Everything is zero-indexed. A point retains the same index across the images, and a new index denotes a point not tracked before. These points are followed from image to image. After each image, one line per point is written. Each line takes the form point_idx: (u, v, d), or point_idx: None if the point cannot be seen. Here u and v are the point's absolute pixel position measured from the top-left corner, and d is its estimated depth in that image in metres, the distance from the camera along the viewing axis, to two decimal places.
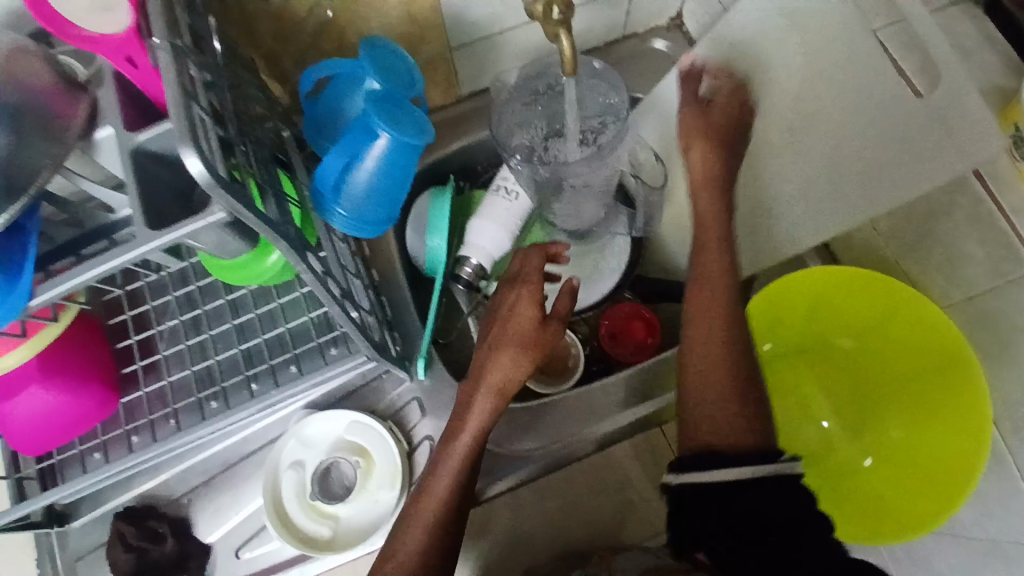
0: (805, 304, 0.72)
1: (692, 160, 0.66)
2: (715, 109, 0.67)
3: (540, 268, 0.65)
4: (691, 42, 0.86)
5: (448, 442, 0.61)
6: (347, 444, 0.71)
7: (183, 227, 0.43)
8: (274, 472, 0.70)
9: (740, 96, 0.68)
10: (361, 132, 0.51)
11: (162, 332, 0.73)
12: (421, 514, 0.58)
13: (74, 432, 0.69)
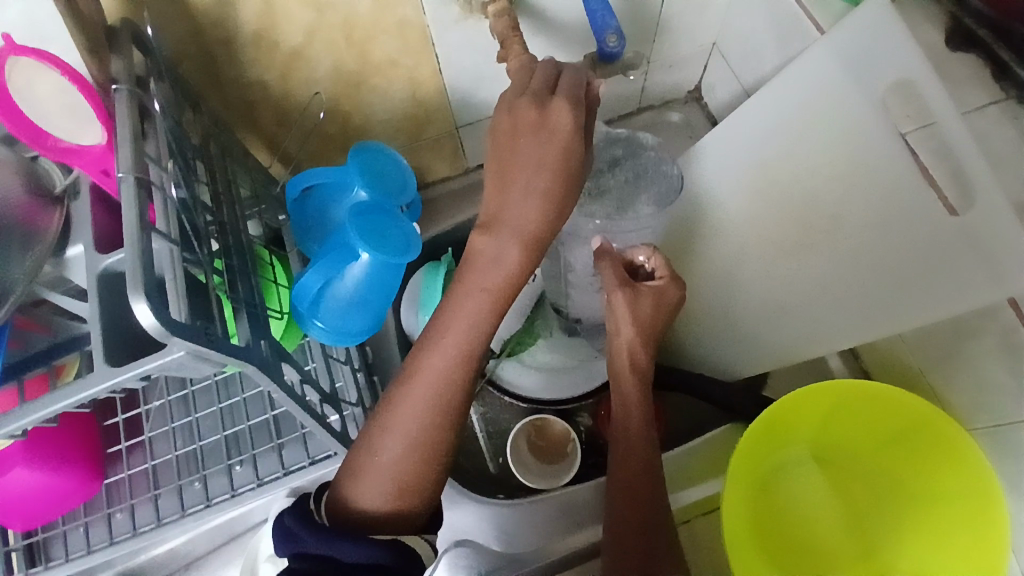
0: (813, 410, 0.68)
1: (618, 315, 0.57)
2: (642, 293, 0.58)
3: (547, 80, 0.45)
4: (710, 118, 0.83)
5: (439, 322, 0.46)
6: None
7: (140, 363, 0.40)
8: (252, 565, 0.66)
9: (668, 300, 0.59)
10: (342, 249, 0.49)
11: (149, 411, 0.71)
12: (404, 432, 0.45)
13: (59, 511, 0.67)
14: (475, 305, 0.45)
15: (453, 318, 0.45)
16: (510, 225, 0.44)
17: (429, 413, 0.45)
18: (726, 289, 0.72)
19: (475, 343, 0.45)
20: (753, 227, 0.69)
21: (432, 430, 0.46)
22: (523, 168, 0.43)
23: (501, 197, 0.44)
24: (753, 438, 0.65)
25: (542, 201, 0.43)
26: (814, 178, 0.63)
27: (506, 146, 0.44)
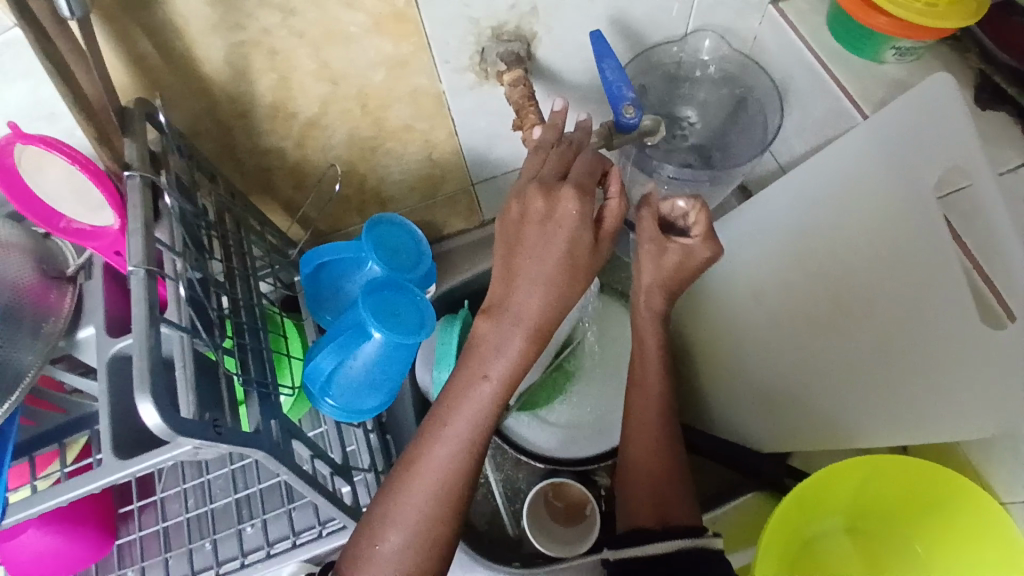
0: (843, 487, 0.64)
1: (642, 263, 0.58)
2: (671, 248, 0.57)
3: (563, 165, 0.48)
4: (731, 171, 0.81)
5: (442, 411, 0.47)
6: None
7: (147, 457, 0.40)
8: None
9: (696, 259, 0.57)
10: (355, 328, 0.49)
11: (162, 470, 0.71)
12: (411, 527, 0.46)
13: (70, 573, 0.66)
14: (480, 395, 0.46)
15: (456, 408, 0.46)
16: (513, 314, 0.45)
17: (433, 504, 0.46)
18: (759, 355, 0.69)
19: (481, 437, 0.47)
20: (783, 294, 0.67)
21: (433, 520, 0.46)
22: (530, 254, 0.45)
23: (507, 288, 0.46)
24: (784, 516, 0.61)
25: (544, 293, 0.45)
26: (847, 248, 0.61)
27: (515, 229, 0.46)
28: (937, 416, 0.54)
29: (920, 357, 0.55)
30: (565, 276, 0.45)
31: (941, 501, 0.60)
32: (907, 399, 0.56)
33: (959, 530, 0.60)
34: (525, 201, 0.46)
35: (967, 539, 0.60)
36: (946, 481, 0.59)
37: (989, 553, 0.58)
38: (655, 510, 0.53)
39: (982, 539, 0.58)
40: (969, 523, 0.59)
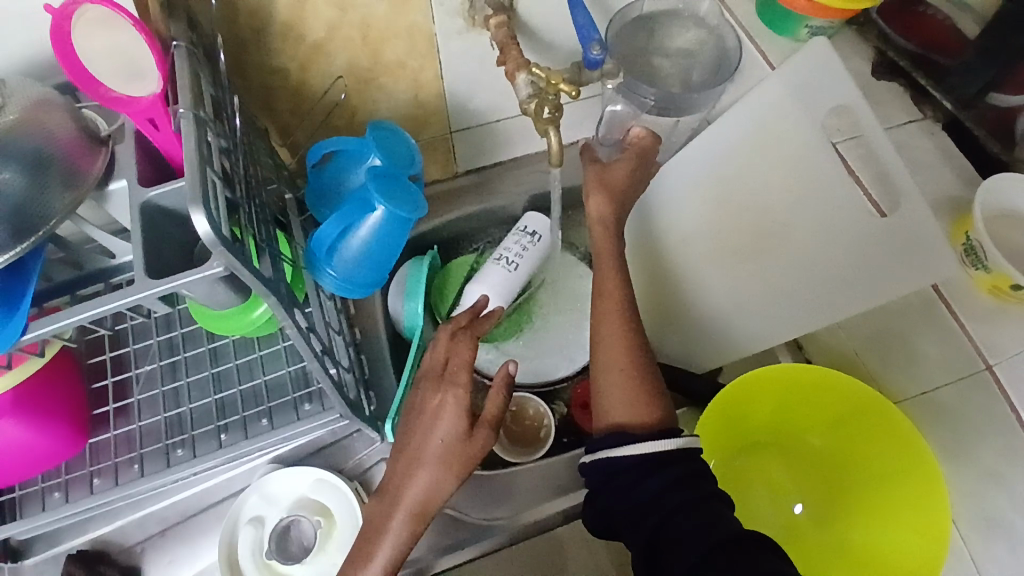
0: (772, 400, 0.73)
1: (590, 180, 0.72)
2: (612, 170, 0.73)
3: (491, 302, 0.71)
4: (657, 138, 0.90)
5: (396, 489, 0.60)
6: (310, 502, 0.70)
7: (181, 277, 0.46)
8: (233, 525, 0.69)
9: (618, 174, 0.73)
10: (359, 204, 0.55)
11: (138, 375, 0.73)
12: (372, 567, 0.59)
13: (40, 468, 0.67)
14: (422, 479, 0.60)
15: (407, 484, 0.60)
16: (438, 411, 0.61)
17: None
18: (691, 286, 0.78)
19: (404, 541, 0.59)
20: (712, 235, 0.77)
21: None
22: (456, 369, 0.62)
23: (438, 393, 0.61)
24: (714, 413, 0.71)
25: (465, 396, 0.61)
26: (766, 195, 0.73)
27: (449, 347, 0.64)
28: None
29: (838, 273, 0.68)
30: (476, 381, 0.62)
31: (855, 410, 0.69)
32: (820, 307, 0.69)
33: (871, 437, 0.69)
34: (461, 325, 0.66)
35: (881, 448, 0.68)
36: (858, 395, 0.68)
37: (897, 454, 0.67)
38: (630, 409, 0.61)
39: (891, 448, 0.67)
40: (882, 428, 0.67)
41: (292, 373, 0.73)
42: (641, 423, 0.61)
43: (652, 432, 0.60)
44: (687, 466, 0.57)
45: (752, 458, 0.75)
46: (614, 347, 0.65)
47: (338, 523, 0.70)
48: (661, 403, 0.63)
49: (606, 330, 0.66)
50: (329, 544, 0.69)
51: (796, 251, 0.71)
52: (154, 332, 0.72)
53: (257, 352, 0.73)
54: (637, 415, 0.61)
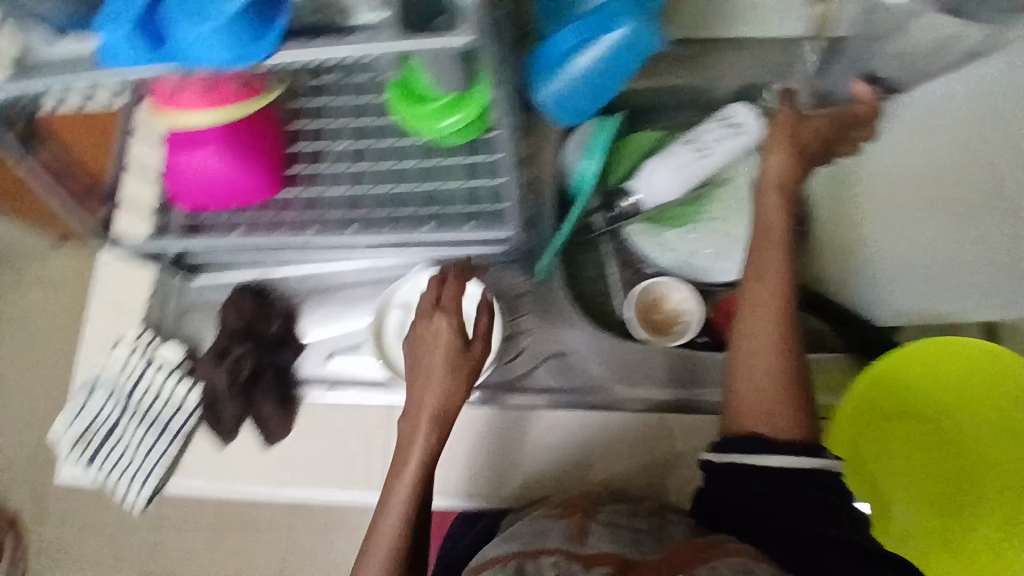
0: (953, 381, 0.66)
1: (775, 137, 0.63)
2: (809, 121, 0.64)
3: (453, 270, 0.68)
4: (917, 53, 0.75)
5: (400, 458, 0.62)
6: (457, 305, 0.77)
7: (425, 38, 0.44)
8: (384, 304, 0.75)
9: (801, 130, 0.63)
10: (601, 17, 0.53)
11: (330, 149, 0.76)
12: (395, 524, 0.60)
13: (241, 199, 0.73)
14: (422, 439, 0.61)
15: (411, 447, 0.61)
16: (430, 372, 0.62)
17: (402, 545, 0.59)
18: (888, 236, 0.69)
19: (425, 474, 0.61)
20: (919, 187, 0.65)
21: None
22: (429, 366, 0.62)
23: (426, 384, 0.62)
24: (886, 365, 0.67)
25: (442, 387, 0.62)
26: (990, 151, 0.58)
27: (416, 349, 0.64)
28: None
29: None
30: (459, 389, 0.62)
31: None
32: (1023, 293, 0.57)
33: None
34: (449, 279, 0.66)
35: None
36: None
37: None
38: (764, 416, 0.56)
39: None
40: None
41: (467, 189, 0.73)
42: (779, 436, 0.55)
43: (786, 439, 0.54)
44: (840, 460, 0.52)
45: (906, 431, 0.69)
46: (760, 341, 0.58)
47: (475, 331, 0.76)
48: (800, 409, 0.56)
49: (750, 315, 0.59)
50: (464, 344, 0.76)
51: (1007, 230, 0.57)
52: (350, 111, 0.74)
53: (440, 158, 0.73)
54: (781, 425, 0.55)
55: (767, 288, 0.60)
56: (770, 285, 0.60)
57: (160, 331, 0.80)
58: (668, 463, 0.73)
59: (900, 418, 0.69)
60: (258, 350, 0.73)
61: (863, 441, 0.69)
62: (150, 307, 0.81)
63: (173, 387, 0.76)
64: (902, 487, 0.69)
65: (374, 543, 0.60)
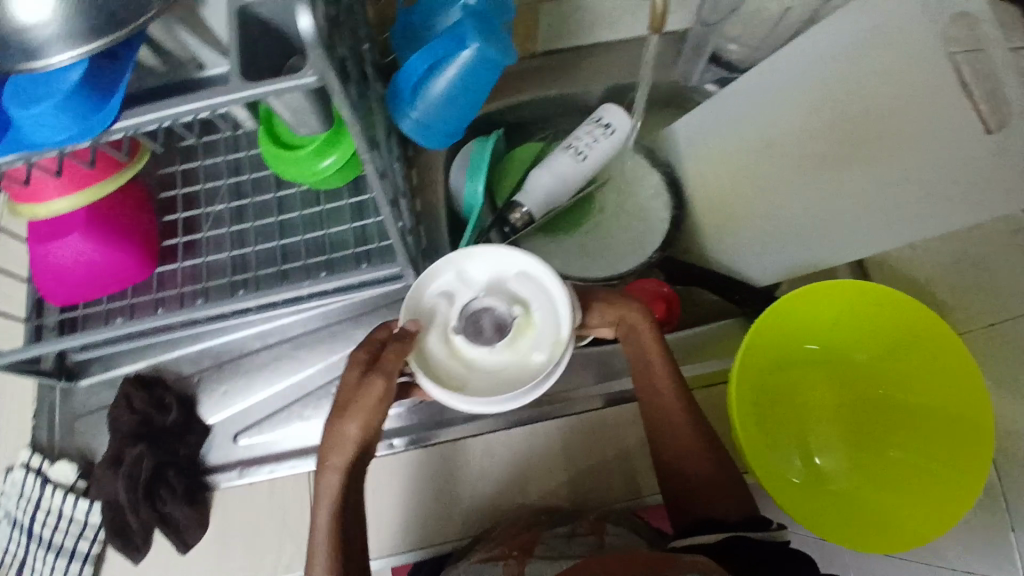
0: (830, 315, 0.72)
1: None
2: None
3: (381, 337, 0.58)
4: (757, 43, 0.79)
5: (315, 523, 0.57)
6: (509, 292, 0.56)
7: (272, 84, 0.44)
8: (419, 292, 0.57)
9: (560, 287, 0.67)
10: (451, 40, 0.53)
11: (207, 215, 0.73)
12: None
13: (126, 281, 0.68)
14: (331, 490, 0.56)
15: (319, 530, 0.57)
16: (343, 442, 0.56)
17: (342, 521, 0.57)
18: (771, 199, 0.75)
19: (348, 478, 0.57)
20: (804, 140, 0.71)
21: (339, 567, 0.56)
22: (349, 402, 0.55)
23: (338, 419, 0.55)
24: (765, 324, 0.70)
25: (353, 419, 0.55)
26: (863, 100, 0.65)
27: (351, 391, 0.55)
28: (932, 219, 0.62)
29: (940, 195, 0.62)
30: (368, 413, 0.55)
31: (906, 346, 0.68)
32: (909, 222, 0.64)
33: (927, 368, 0.67)
34: (342, 393, 0.56)
35: (899, 386, 0.70)
36: (921, 323, 0.65)
37: (951, 387, 0.64)
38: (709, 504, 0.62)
39: (948, 385, 0.64)
40: (925, 373, 0.67)
41: (355, 231, 0.72)
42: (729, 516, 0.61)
43: (737, 518, 0.60)
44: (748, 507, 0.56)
45: (804, 372, 0.75)
46: (680, 437, 0.64)
47: (536, 325, 0.55)
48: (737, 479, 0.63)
49: (659, 422, 0.65)
50: (520, 343, 0.55)
51: (886, 170, 0.64)
52: (224, 173, 0.72)
53: (323, 205, 0.72)
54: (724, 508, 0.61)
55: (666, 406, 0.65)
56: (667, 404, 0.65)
57: (52, 448, 0.72)
58: (597, 464, 0.73)
59: (791, 364, 0.75)
60: (155, 448, 0.67)
61: (768, 397, 0.73)
62: (36, 423, 0.73)
63: (71, 508, 0.68)
64: (814, 425, 0.74)
65: None
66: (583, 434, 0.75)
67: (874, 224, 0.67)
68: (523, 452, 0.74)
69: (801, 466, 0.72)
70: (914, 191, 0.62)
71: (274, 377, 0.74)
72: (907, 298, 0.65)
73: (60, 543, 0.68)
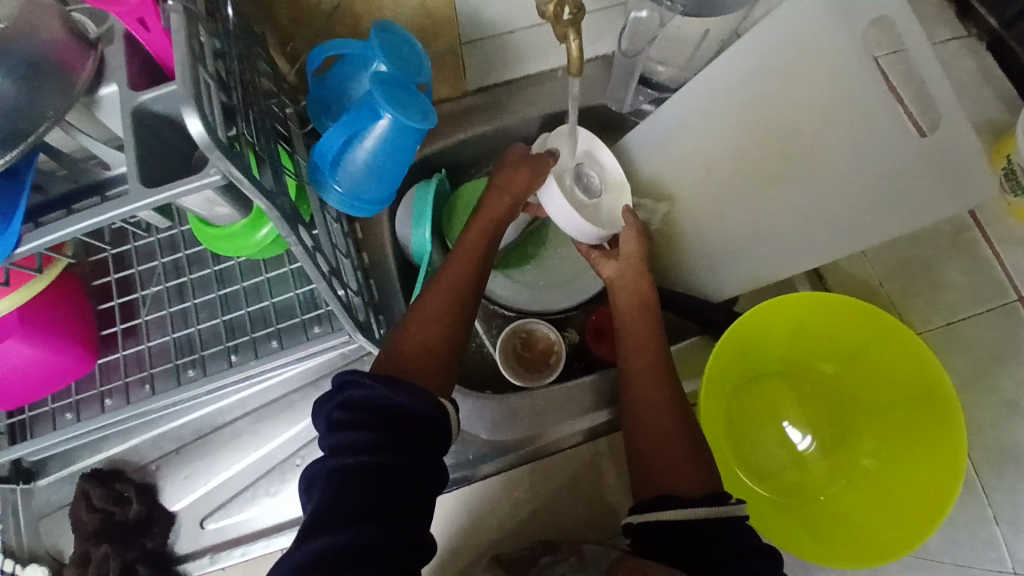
0: (788, 328, 0.71)
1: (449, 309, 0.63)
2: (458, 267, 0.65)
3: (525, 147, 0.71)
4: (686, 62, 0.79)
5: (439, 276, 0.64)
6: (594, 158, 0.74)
7: (175, 186, 0.43)
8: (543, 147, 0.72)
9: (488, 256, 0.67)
10: (364, 111, 0.53)
11: (146, 297, 0.72)
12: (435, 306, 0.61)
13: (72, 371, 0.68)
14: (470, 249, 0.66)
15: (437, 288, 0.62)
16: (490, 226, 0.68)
17: (443, 316, 0.60)
18: (715, 217, 0.72)
19: (473, 266, 0.65)
20: (737, 158, 0.70)
21: (451, 299, 0.62)
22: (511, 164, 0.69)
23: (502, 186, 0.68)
24: (728, 345, 0.68)
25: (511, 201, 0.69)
26: (793, 112, 0.64)
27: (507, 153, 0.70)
28: (875, 224, 0.61)
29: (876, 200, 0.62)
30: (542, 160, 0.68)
31: (863, 346, 0.69)
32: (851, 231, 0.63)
33: (891, 367, 0.66)
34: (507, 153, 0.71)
35: (869, 385, 0.70)
36: (880, 325, 0.65)
37: (917, 384, 0.64)
38: (667, 475, 0.58)
39: (915, 382, 0.64)
40: (890, 368, 0.67)
41: (300, 297, 0.71)
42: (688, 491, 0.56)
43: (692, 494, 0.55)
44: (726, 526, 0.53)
45: (772, 384, 0.74)
46: (647, 385, 0.65)
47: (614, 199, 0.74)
48: None
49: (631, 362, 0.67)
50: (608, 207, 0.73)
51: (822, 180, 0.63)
52: (159, 252, 0.70)
53: (264, 275, 0.71)
54: (684, 481, 0.57)
55: (641, 347, 0.68)
56: (641, 353, 0.67)
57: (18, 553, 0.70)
58: (571, 497, 0.75)
59: (757, 377, 0.74)
60: (120, 545, 0.66)
61: (738, 413, 0.73)
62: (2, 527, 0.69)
63: None
64: (791, 432, 0.73)
65: (411, 336, 0.59)
66: (552, 474, 0.76)
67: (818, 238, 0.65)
68: (497, 498, 0.75)
69: (789, 468, 0.72)
70: (851, 200, 0.62)
71: (236, 454, 0.73)
72: (861, 304, 0.65)
73: None
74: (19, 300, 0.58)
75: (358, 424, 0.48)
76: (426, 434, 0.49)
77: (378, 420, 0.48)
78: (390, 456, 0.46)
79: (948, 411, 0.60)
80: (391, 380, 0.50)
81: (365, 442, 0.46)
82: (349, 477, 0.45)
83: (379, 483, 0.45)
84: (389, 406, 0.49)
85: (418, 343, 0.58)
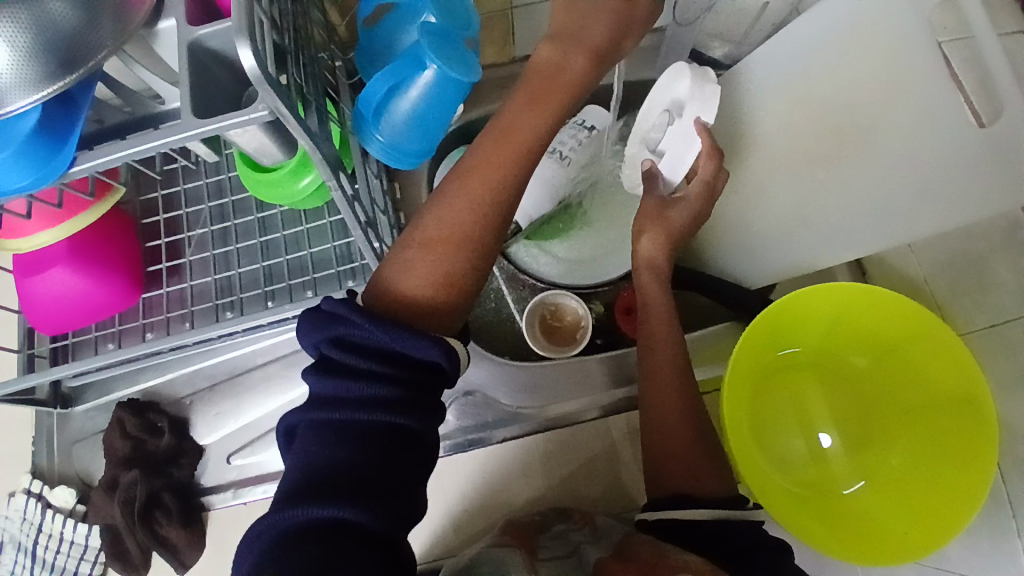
0: (820, 316, 0.69)
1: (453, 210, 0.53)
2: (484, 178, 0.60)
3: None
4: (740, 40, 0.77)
5: (467, 172, 0.53)
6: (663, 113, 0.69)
7: (224, 119, 0.43)
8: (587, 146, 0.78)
9: None
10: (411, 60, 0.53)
11: (191, 238, 0.74)
12: (463, 211, 0.52)
13: (93, 320, 0.68)
14: (519, 126, 0.53)
15: (465, 186, 0.53)
16: (534, 98, 0.54)
17: (457, 257, 0.52)
18: (756, 200, 0.72)
19: (504, 173, 0.53)
20: (786, 138, 0.67)
21: (478, 207, 0.52)
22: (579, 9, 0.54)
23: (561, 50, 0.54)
24: (758, 328, 0.67)
25: (570, 64, 0.54)
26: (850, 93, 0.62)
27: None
28: (926, 213, 0.58)
29: None
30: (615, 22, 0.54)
31: (899, 346, 0.67)
32: (901, 220, 0.60)
33: (922, 361, 0.65)
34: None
35: (898, 383, 0.68)
36: (916, 317, 0.63)
37: (948, 376, 0.62)
38: (688, 474, 0.58)
39: (950, 378, 0.62)
40: (923, 362, 0.65)
41: (338, 249, 0.72)
42: (708, 495, 0.56)
43: (713, 497, 0.56)
44: (730, 526, 0.53)
45: (798, 374, 0.73)
46: (666, 388, 0.63)
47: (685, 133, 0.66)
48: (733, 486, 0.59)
49: (645, 361, 0.65)
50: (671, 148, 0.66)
51: (874, 165, 0.61)
52: (206, 196, 0.73)
53: (305, 225, 0.72)
54: (706, 483, 0.57)
55: (656, 346, 0.65)
56: (659, 351, 0.64)
57: (52, 472, 0.73)
58: (590, 471, 0.75)
59: (781, 366, 0.73)
60: (148, 472, 0.68)
61: (761, 401, 0.72)
62: (37, 450, 0.74)
63: (74, 529, 0.70)
64: (814, 423, 0.71)
65: (430, 250, 0.52)
66: (572, 445, 0.75)
67: (866, 224, 0.63)
68: (516, 464, 0.75)
69: (809, 458, 0.70)
70: (902, 188, 0.59)
71: (267, 395, 0.75)
72: (897, 295, 0.64)
73: (61, 565, 0.70)
74: (65, 233, 0.60)
75: (358, 371, 0.45)
76: (425, 387, 0.47)
77: (380, 369, 0.45)
78: (382, 416, 0.45)
79: (980, 407, 0.58)
80: (397, 326, 0.47)
81: (367, 396, 0.45)
82: (344, 435, 0.44)
83: (379, 442, 0.44)
84: (389, 351, 0.46)
85: (424, 285, 0.51)
